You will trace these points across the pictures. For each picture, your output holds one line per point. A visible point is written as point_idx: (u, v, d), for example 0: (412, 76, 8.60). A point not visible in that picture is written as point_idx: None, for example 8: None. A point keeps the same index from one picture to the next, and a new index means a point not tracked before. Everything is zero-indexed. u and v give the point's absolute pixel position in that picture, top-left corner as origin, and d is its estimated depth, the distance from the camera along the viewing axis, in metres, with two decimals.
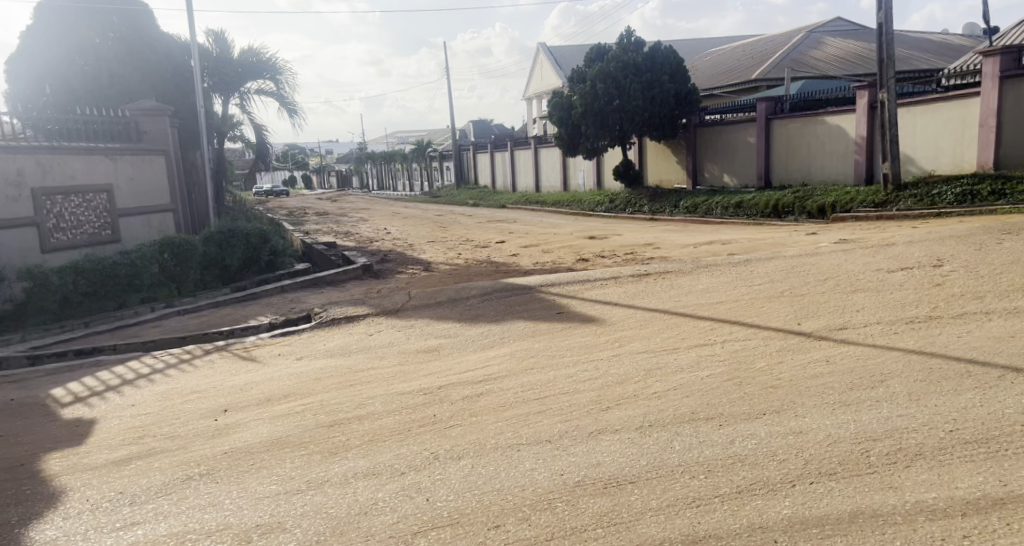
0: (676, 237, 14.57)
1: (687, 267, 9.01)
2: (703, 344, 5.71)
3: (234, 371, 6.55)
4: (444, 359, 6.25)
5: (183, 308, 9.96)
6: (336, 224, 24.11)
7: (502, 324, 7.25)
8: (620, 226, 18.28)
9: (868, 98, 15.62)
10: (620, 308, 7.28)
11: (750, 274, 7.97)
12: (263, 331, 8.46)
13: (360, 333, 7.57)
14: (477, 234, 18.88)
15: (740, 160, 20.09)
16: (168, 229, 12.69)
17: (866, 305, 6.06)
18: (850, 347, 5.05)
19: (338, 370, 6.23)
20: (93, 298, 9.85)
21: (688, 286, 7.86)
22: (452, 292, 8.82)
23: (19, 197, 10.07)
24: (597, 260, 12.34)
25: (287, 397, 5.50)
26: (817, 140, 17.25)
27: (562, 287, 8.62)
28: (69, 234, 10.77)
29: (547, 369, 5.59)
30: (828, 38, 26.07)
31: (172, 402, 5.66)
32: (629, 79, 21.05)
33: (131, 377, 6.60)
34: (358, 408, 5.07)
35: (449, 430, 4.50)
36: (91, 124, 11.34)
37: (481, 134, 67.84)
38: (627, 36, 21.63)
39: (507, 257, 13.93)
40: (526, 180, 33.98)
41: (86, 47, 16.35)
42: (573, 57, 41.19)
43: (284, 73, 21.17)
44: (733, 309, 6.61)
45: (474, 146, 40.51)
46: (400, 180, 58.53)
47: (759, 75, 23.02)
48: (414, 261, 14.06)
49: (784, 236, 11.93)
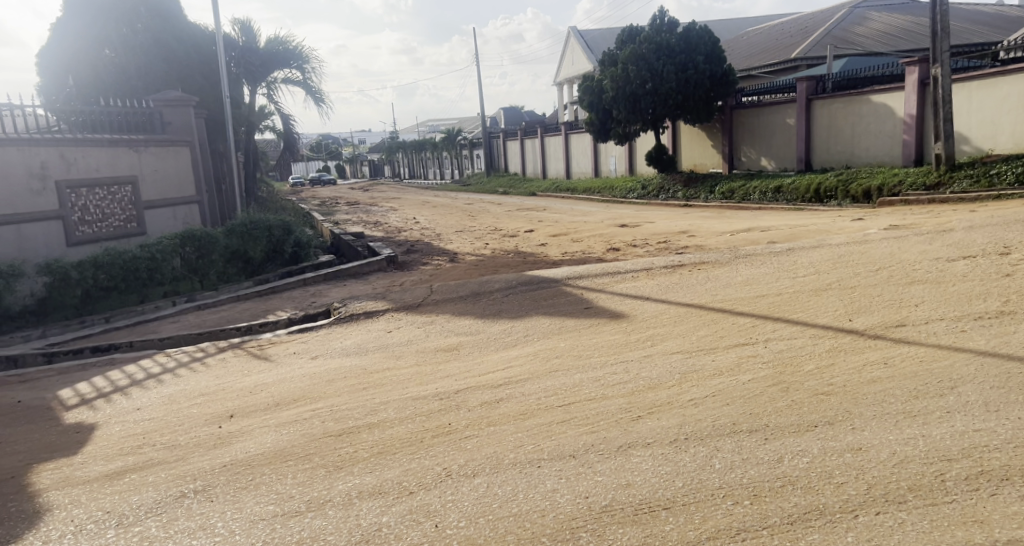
0: (712, 224, 13.99)
1: (724, 257, 8.50)
2: (743, 343, 5.23)
3: (246, 371, 6.24)
4: (464, 359, 5.87)
5: (203, 303, 9.73)
6: (365, 214, 23.90)
7: (529, 319, 6.85)
8: (653, 213, 17.73)
9: (919, 75, 14.81)
10: (653, 303, 6.81)
11: (794, 265, 7.46)
12: (281, 327, 8.17)
13: (379, 329, 7.22)
14: (507, 222, 18.47)
15: (779, 143, 19.35)
16: (194, 221, 12.51)
17: (925, 299, 5.52)
18: (909, 348, 4.55)
19: (353, 370, 5.89)
20: (114, 292, 9.61)
21: (726, 278, 7.36)
22: (475, 286, 8.44)
23: (43, 190, 9.91)
24: (628, 249, 11.87)
25: (296, 401, 5.17)
26: (861, 121, 16.47)
27: (591, 279, 8.17)
28: (93, 227, 10.60)
29: (573, 371, 5.17)
30: (873, 13, 25.01)
31: (178, 405, 5.36)
32: (662, 61, 20.38)
33: (141, 377, 6.33)
34: (368, 415, 4.71)
35: (464, 443, 4.12)
36: (115, 115, 11.14)
37: (511, 121, 67.41)
38: (660, 16, 20.94)
39: (535, 247, 13.50)
40: (557, 167, 33.44)
41: (114, 39, 16.21)
42: (604, 40, 40.40)
43: (311, 61, 20.91)
44: (776, 304, 6.10)
45: (504, 134, 40.09)
46: (431, 169, 58.42)
47: (799, 53, 22.15)
48: (441, 252, 13.71)
49: (828, 222, 11.32)
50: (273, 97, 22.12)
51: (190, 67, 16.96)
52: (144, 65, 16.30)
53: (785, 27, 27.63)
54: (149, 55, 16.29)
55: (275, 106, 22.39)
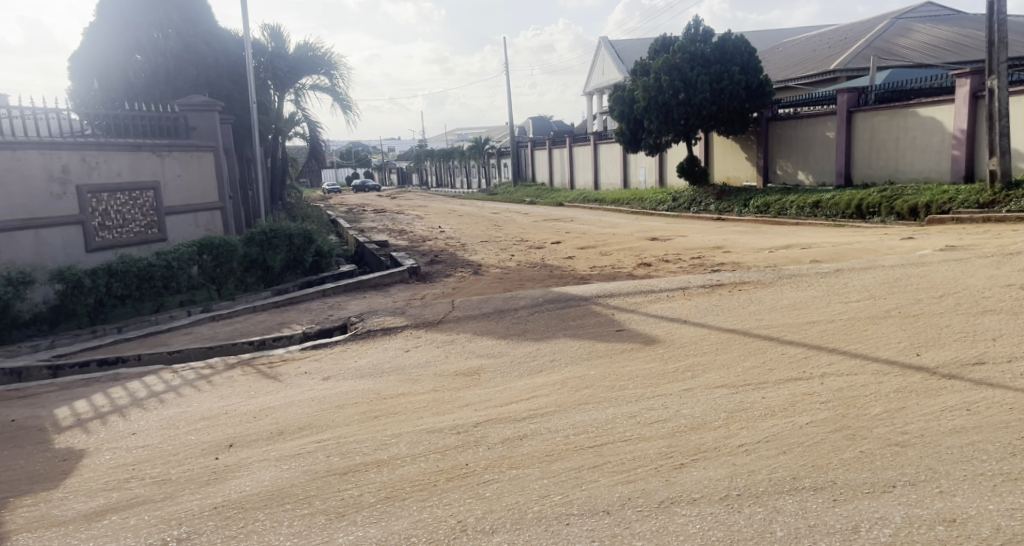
0: (749, 240, 13.40)
1: (767, 276, 7.96)
2: (796, 378, 4.68)
3: (252, 392, 5.82)
4: (486, 386, 5.38)
5: (218, 313, 9.38)
6: (390, 222, 23.57)
7: (556, 341, 6.38)
8: (685, 226, 17.12)
9: (971, 87, 14.15)
10: (691, 327, 6.30)
11: (844, 287, 6.91)
12: (295, 342, 7.76)
13: (396, 348, 6.78)
14: (533, 233, 17.96)
15: (817, 156, 18.68)
16: (216, 229, 12.20)
17: (1001, 335, 4.98)
18: (993, 395, 4.03)
19: (365, 395, 5.44)
20: (129, 300, 9.26)
21: (771, 301, 6.82)
22: (499, 302, 7.98)
23: (64, 195, 9.64)
24: (660, 264, 11.33)
25: (301, 429, 4.74)
26: (906, 135, 15.80)
27: (623, 298, 7.65)
28: (113, 233, 10.30)
29: (605, 405, 4.66)
30: (916, 25, 24.26)
31: (174, 428, 4.93)
32: (696, 71, 19.82)
33: (143, 395, 5.91)
34: (378, 450, 4.25)
35: (483, 489, 3.64)
36: (140, 120, 10.89)
37: (539, 131, 67.19)
38: (695, 26, 20.42)
39: (563, 259, 13.03)
40: (585, 177, 32.98)
41: (144, 43, 16.07)
42: (636, 50, 39.98)
43: (340, 67, 20.70)
44: (829, 332, 5.56)
45: (532, 143, 39.70)
46: (458, 176, 58.23)
47: (838, 65, 21.49)
48: (465, 262, 13.28)
49: (875, 241, 10.73)
50: (301, 103, 21.96)
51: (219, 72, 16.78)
52: (174, 70, 16.17)
53: (822, 38, 26.98)
54: (180, 60, 16.17)
55: (303, 113, 22.24)
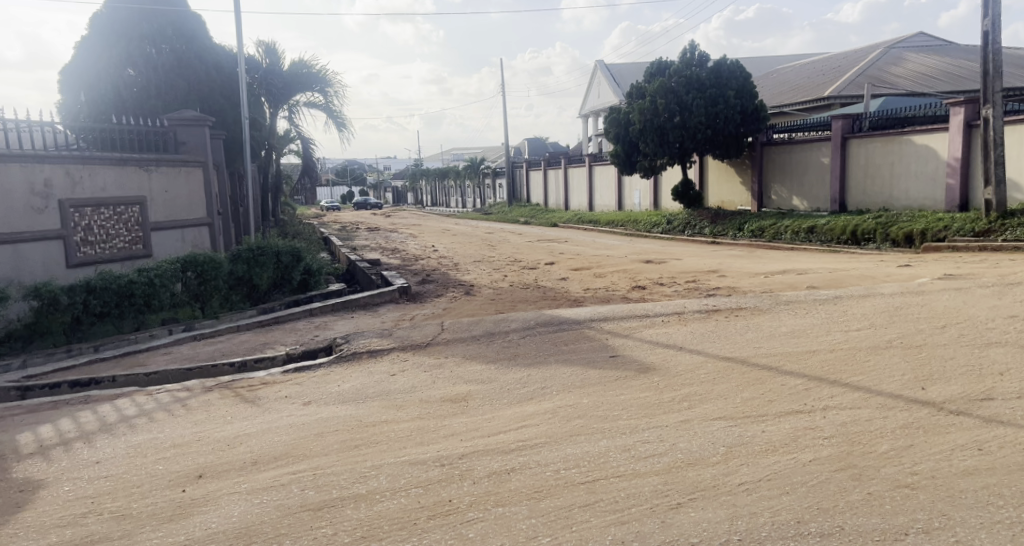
0: (744, 264, 13.23)
1: (764, 302, 7.77)
2: (797, 411, 4.46)
3: (228, 417, 5.56)
4: (473, 414, 5.15)
5: (200, 333, 9.12)
6: (383, 240, 23.36)
7: (548, 367, 6.14)
8: (680, 249, 16.97)
9: (965, 115, 14.10)
10: (687, 354, 6.08)
11: (843, 315, 6.73)
12: (277, 364, 7.50)
13: (382, 372, 6.54)
14: (527, 254, 17.78)
15: (811, 182, 18.61)
16: (203, 245, 11.96)
17: (1009, 369, 4.79)
18: (1005, 434, 3.84)
19: (346, 421, 5.20)
20: (107, 318, 9.00)
21: (769, 328, 6.63)
22: (490, 324, 7.76)
23: (45, 209, 9.41)
24: (655, 288, 11.14)
25: (276, 459, 4.50)
26: (901, 162, 15.74)
27: (617, 322, 7.45)
28: (96, 248, 10.04)
29: (597, 437, 4.44)
30: (909, 54, 24.40)
31: (142, 458, 4.67)
32: (692, 94, 19.78)
33: (113, 420, 5.65)
34: (356, 484, 4.01)
35: (466, 529, 3.41)
36: (127, 133, 10.68)
37: (535, 152, 67.38)
38: (691, 50, 20.41)
39: (556, 281, 12.82)
40: (579, 198, 32.91)
41: (135, 56, 15.88)
42: (631, 74, 40.16)
43: (334, 85, 20.56)
44: (829, 362, 5.35)
45: (527, 164, 39.70)
46: (453, 196, 58.22)
47: (833, 92, 21.51)
48: (457, 283, 13.07)
49: (872, 268, 10.58)
50: (294, 120, 21.80)
51: (211, 87, 16.61)
52: (166, 85, 15.98)
53: (817, 66, 27.10)
54: (172, 75, 16.02)
55: (296, 130, 22.07)
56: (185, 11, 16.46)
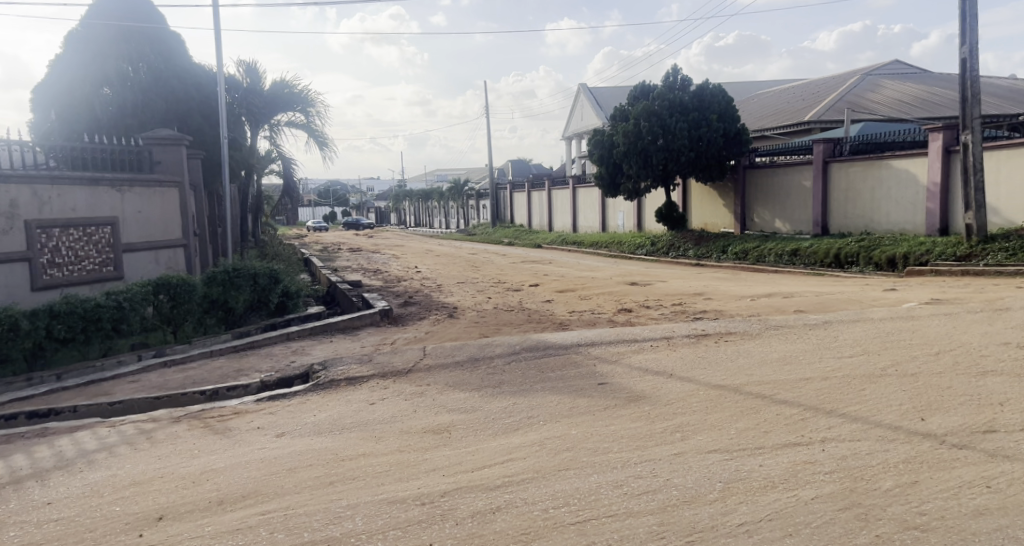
0: (730, 287, 13.12)
1: (753, 326, 7.62)
2: (794, 443, 4.27)
3: (197, 451, 5.28)
4: (456, 447, 4.90)
5: (170, 359, 8.81)
6: (366, 261, 23.08)
7: (533, 395, 5.92)
8: (664, 272, 16.88)
9: (942, 141, 14.16)
10: (677, 381, 5.89)
11: (834, 340, 6.58)
12: (251, 392, 7.21)
13: (360, 401, 6.26)
14: (511, 275, 17.59)
15: (793, 205, 18.61)
16: (178, 267, 11.64)
17: (1008, 399, 4.64)
18: (1012, 469, 3.66)
19: (321, 455, 4.93)
20: (72, 343, 8.67)
21: (760, 354, 6.46)
22: (473, 349, 7.53)
23: (10, 230, 9.08)
24: (641, 311, 10.99)
25: (243, 498, 4.25)
26: (881, 186, 15.77)
27: (605, 347, 7.25)
28: (64, 270, 9.70)
29: (587, 471, 4.21)
30: (886, 81, 24.68)
31: (102, 500, 4.40)
32: (675, 118, 19.81)
33: (74, 456, 5.37)
34: (329, 526, 3.77)
35: None
36: (100, 153, 10.40)
37: (518, 173, 67.54)
38: (673, 74, 20.51)
39: (540, 303, 12.64)
40: (563, 220, 32.86)
41: (111, 74, 15.59)
42: (613, 97, 40.41)
43: (316, 105, 20.38)
44: (824, 391, 5.18)
45: (511, 185, 39.67)
46: (436, 217, 58.10)
47: (813, 117, 21.63)
48: (440, 305, 12.85)
49: (858, 291, 10.50)
50: (275, 140, 21.58)
51: (190, 107, 16.35)
52: (143, 104, 15.70)
53: (797, 91, 27.34)
54: (148, 94, 15.74)
55: (277, 150, 21.84)
56: (163, 28, 16.24)
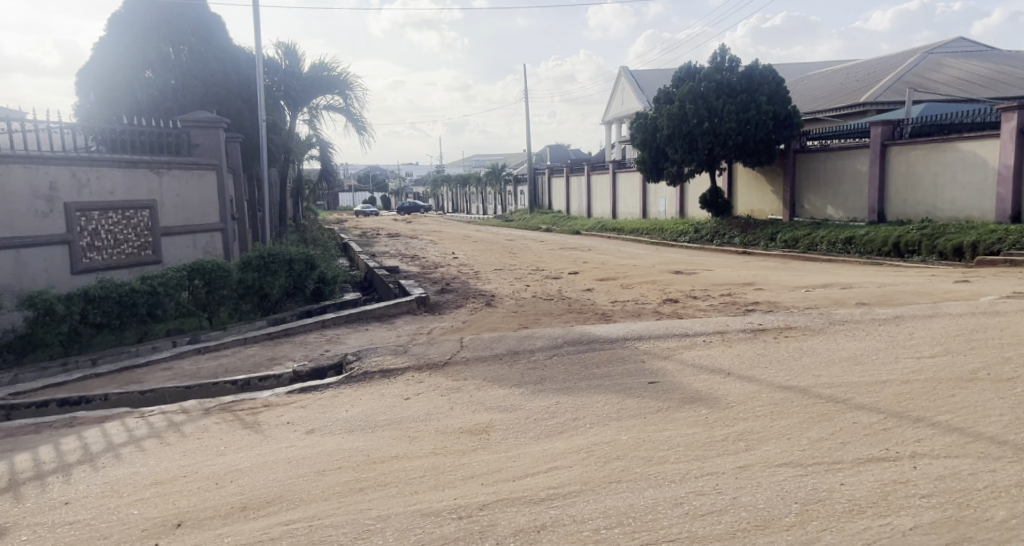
0: (782, 277, 12.49)
1: (816, 320, 7.06)
2: (879, 458, 3.78)
3: (224, 447, 4.98)
4: (495, 450, 4.50)
5: (205, 345, 8.59)
6: (404, 246, 22.86)
7: (578, 394, 5.49)
8: (709, 260, 16.24)
9: (1017, 122, 13.30)
10: (737, 381, 5.40)
11: (910, 338, 6.01)
12: (283, 383, 6.93)
13: (394, 395, 5.91)
14: (550, 262, 17.13)
15: (847, 191, 17.76)
16: (216, 251, 11.45)
17: None
18: None
19: (351, 455, 4.58)
20: (107, 329, 8.50)
21: (827, 352, 5.92)
22: (513, 341, 7.12)
23: (50, 212, 8.92)
24: (688, 301, 10.46)
25: (268, 504, 3.92)
26: (946, 170, 14.90)
27: (654, 342, 6.76)
28: (103, 254, 9.53)
29: (642, 485, 3.77)
30: (948, 60, 23.47)
31: (120, 502, 4.11)
32: (722, 99, 19.09)
33: (98, 448, 5.10)
34: (357, 542, 3.42)
35: None
36: (139, 135, 10.22)
37: (556, 158, 66.83)
38: (721, 54, 19.77)
39: (581, 291, 12.19)
40: (602, 206, 32.22)
41: (152, 57, 15.46)
42: (657, 80, 39.46)
43: (355, 88, 20.05)
44: (906, 396, 4.65)
45: (550, 171, 39.10)
46: (474, 202, 57.79)
47: (869, 98, 20.69)
48: (478, 292, 12.48)
49: (925, 283, 9.81)
50: (314, 124, 21.37)
51: (229, 89, 16.15)
52: (183, 87, 15.55)
53: (850, 72, 26.25)
54: (188, 77, 15.60)
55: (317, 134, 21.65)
56: (204, 10, 16.07)
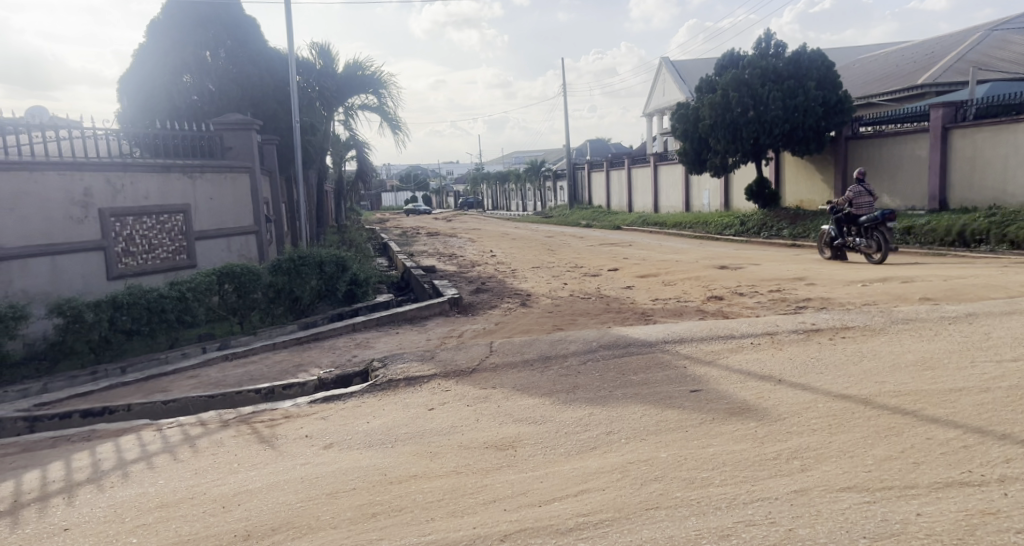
0: (835, 270, 11.81)
1: (876, 318, 6.49)
2: (960, 485, 3.28)
3: (238, 464, 4.70)
4: (522, 469, 4.12)
5: (233, 352, 8.38)
6: (442, 245, 22.62)
7: (614, 404, 5.07)
8: (756, 253, 15.57)
9: None
10: (789, 389, 4.91)
11: (986, 339, 5.42)
12: (306, 392, 6.65)
13: (418, 406, 5.56)
14: (589, 259, 16.65)
15: (903, 178, 16.88)
16: (250, 254, 11.30)
17: None
18: None
19: (368, 475, 4.25)
20: (138, 335, 8.34)
21: (890, 355, 5.39)
22: (545, 345, 6.72)
23: (85, 219, 8.79)
24: (734, 298, 9.91)
25: (273, 532, 3.61)
26: (1016, 152, 14.00)
27: (697, 345, 6.29)
28: (137, 260, 9.40)
29: (688, 513, 3.35)
30: (1012, 36, 22.24)
31: (120, 528, 3.84)
32: (767, 86, 18.36)
33: (110, 465, 4.86)
34: None
35: None
36: (172, 138, 10.07)
37: (596, 152, 66.09)
38: (766, 40, 19.03)
39: (621, 289, 11.70)
40: (644, 199, 31.52)
41: (189, 61, 15.42)
42: (699, 69, 38.49)
43: (390, 87, 19.80)
44: (985, 407, 4.12)
45: (590, 165, 38.47)
46: (514, 199, 57.41)
47: (927, 80, 19.72)
48: (514, 291, 12.09)
49: (996, 275, 9.08)
50: (349, 124, 21.22)
51: (265, 93, 16.01)
52: (220, 91, 15.49)
53: (906, 53, 25.09)
54: (225, 81, 15.53)
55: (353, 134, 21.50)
56: (240, 13, 15.95)
